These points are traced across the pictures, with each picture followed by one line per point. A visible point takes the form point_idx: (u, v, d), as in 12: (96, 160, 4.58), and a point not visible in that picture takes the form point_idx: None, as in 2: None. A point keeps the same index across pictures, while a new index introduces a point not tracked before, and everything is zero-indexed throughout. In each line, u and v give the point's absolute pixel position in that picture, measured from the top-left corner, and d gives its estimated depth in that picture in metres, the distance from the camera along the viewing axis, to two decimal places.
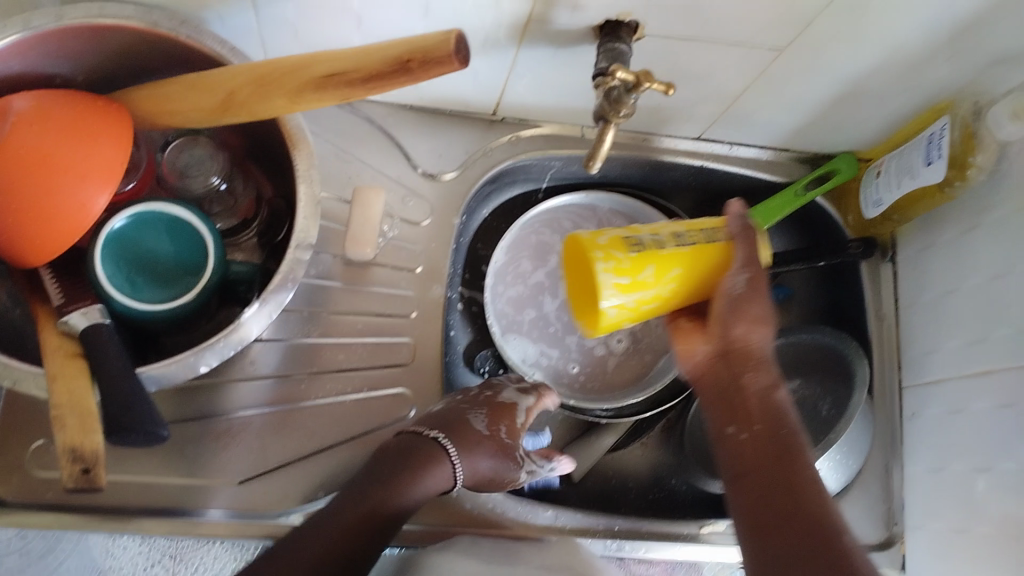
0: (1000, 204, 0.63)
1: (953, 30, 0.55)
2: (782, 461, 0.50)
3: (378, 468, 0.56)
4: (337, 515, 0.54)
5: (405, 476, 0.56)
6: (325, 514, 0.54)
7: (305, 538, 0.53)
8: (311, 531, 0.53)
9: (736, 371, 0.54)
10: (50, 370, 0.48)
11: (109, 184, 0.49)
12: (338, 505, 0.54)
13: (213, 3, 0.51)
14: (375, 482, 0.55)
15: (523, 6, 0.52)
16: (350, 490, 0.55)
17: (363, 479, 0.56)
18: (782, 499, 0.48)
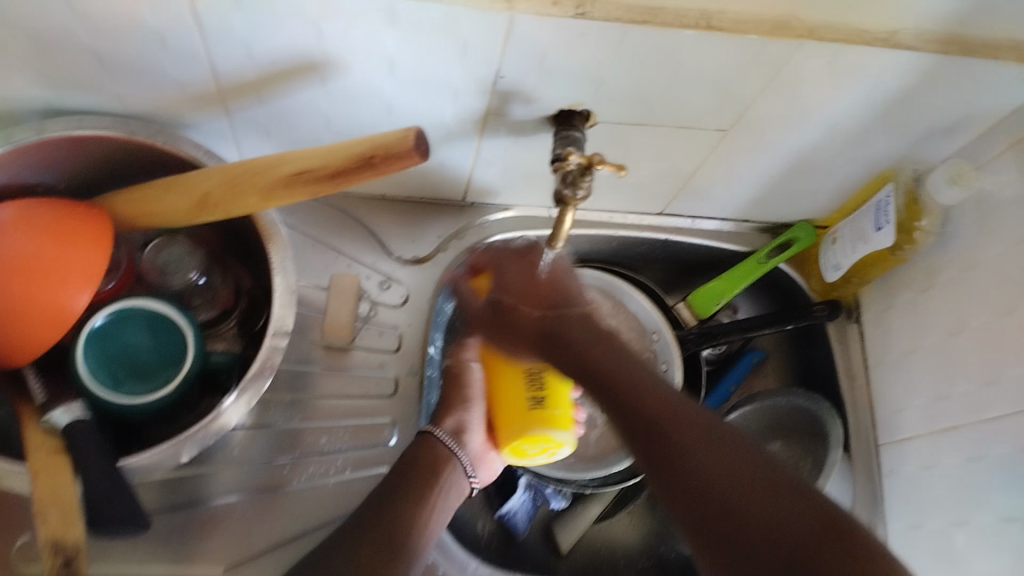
0: (951, 264, 0.66)
1: (887, 106, 0.59)
2: (663, 438, 0.52)
3: (384, 503, 0.57)
4: (356, 546, 0.53)
5: (410, 503, 0.57)
6: (335, 549, 0.53)
7: (326, 574, 0.51)
8: (335, 563, 0.52)
9: (551, 338, 0.59)
10: (33, 464, 0.49)
11: (90, 284, 0.51)
12: (351, 537, 0.54)
13: (190, 111, 0.55)
14: (380, 514, 0.56)
15: (480, 101, 0.55)
16: (354, 522, 0.55)
17: (368, 514, 0.56)
18: (691, 471, 0.50)
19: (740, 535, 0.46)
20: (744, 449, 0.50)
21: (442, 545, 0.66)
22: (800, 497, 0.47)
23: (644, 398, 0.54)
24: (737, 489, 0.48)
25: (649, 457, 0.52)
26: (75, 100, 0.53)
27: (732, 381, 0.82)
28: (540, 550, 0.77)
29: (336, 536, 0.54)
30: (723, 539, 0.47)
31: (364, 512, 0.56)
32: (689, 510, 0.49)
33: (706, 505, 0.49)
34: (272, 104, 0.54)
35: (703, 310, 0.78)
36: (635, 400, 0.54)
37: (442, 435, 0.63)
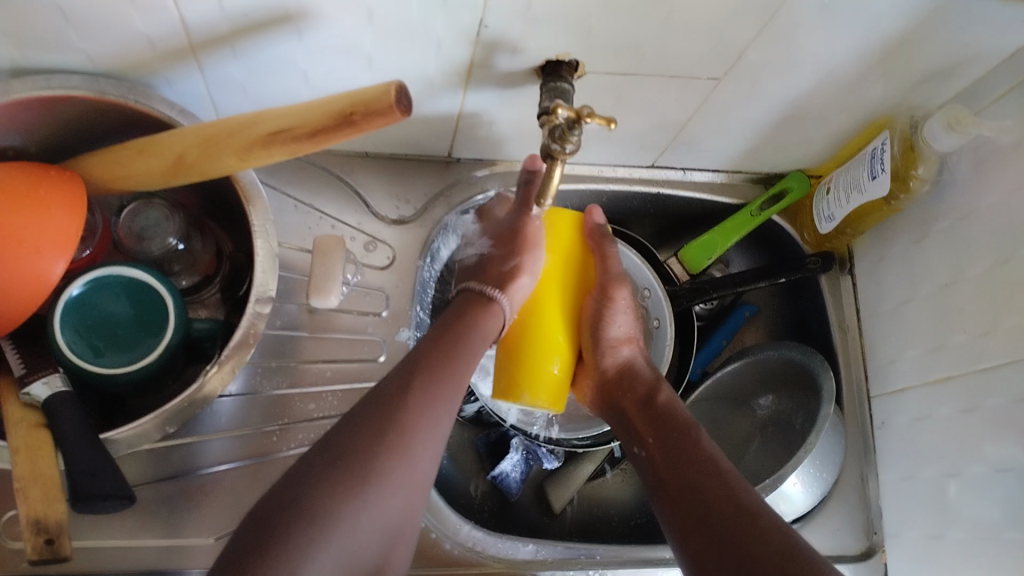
0: (947, 213, 0.65)
1: (883, 50, 0.57)
2: (689, 467, 0.56)
3: (431, 366, 0.54)
4: (400, 409, 0.51)
5: (452, 372, 0.55)
6: (380, 410, 0.51)
7: (370, 439, 0.49)
8: (381, 426, 0.50)
9: (629, 387, 0.64)
10: (13, 444, 0.49)
11: (67, 251, 0.49)
12: (394, 397, 0.52)
13: (161, 68, 0.52)
14: (427, 377, 0.53)
15: (464, 51, 0.53)
16: (399, 382, 0.53)
17: (412, 375, 0.53)
18: (711, 515, 0.53)
19: (733, 551, 0.50)
20: (770, 514, 0.52)
21: (435, 512, 0.66)
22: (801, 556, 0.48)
23: (690, 449, 0.58)
24: (740, 515, 0.52)
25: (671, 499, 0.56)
26: (39, 58, 0.50)
27: (724, 335, 0.81)
28: (534, 511, 0.76)
29: (381, 395, 0.52)
30: (719, 554, 0.50)
31: (406, 370, 0.54)
32: (697, 549, 0.52)
33: (709, 525, 0.52)
34: (247, 59, 0.52)
35: (695, 265, 0.78)
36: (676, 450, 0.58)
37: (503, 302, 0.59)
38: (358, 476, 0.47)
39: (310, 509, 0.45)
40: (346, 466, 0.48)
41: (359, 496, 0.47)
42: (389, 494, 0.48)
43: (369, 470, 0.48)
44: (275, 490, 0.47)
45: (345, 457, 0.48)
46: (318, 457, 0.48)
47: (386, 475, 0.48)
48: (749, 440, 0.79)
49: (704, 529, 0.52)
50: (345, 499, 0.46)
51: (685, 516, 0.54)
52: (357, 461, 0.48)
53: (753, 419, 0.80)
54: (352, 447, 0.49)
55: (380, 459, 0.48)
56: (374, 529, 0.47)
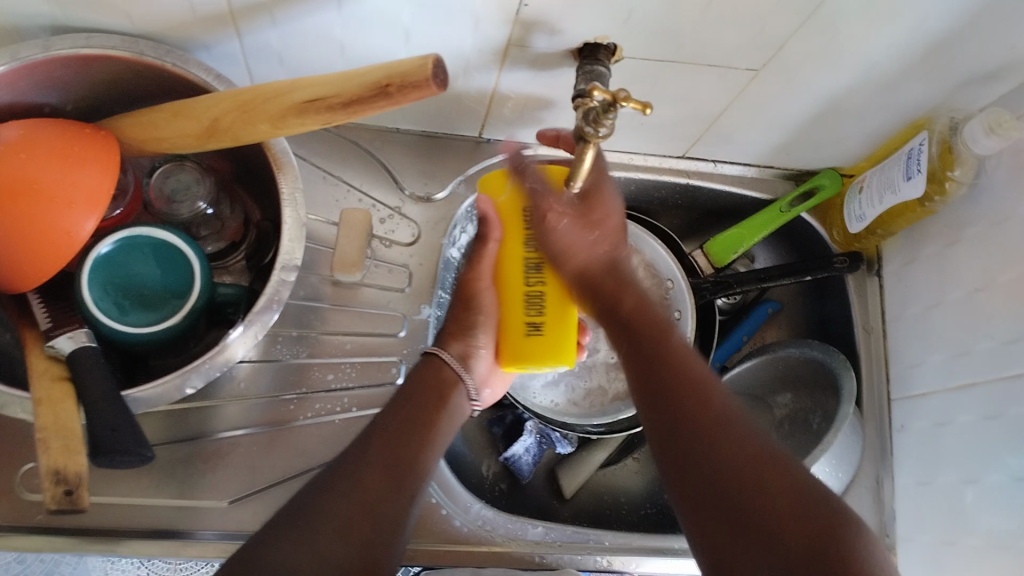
0: (981, 218, 0.64)
1: (926, 49, 0.56)
2: (687, 392, 0.53)
3: (394, 429, 0.56)
4: (359, 468, 0.52)
5: (415, 437, 0.56)
6: (342, 471, 0.52)
7: (328, 497, 0.50)
8: (341, 485, 0.51)
9: (601, 298, 0.59)
10: (38, 395, 0.49)
11: (97, 209, 0.50)
12: (354, 459, 0.53)
13: (199, 32, 0.52)
14: (388, 441, 0.55)
15: (502, 30, 0.53)
16: (363, 443, 0.54)
17: (373, 439, 0.55)
18: (691, 430, 0.51)
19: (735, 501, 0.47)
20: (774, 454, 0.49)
21: (446, 488, 0.66)
22: (793, 478, 0.48)
23: (667, 353, 0.56)
24: (739, 455, 0.49)
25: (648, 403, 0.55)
26: (80, 16, 0.51)
27: (745, 331, 0.81)
28: (545, 495, 0.76)
29: (343, 461, 0.53)
30: (716, 502, 0.48)
31: (369, 436, 0.55)
32: (686, 483, 0.50)
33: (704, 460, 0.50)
34: (285, 26, 0.52)
35: (721, 258, 0.78)
36: (655, 350, 0.57)
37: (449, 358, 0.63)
38: (316, 530, 0.48)
39: (274, 559, 0.46)
40: (304, 521, 0.49)
41: (318, 547, 0.48)
42: (349, 541, 0.49)
43: (327, 526, 0.49)
44: (249, 546, 0.47)
45: (302, 513, 0.49)
46: (281, 517, 0.49)
47: (345, 527, 0.49)
48: (767, 436, 0.78)
49: (702, 465, 0.50)
50: (307, 552, 0.47)
51: (681, 444, 0.51)
52: (314, 514, 0.49)
53: (771, 417, 0.79)
54: (311, 503, 0.50)
55: (342, 510, 0.50)
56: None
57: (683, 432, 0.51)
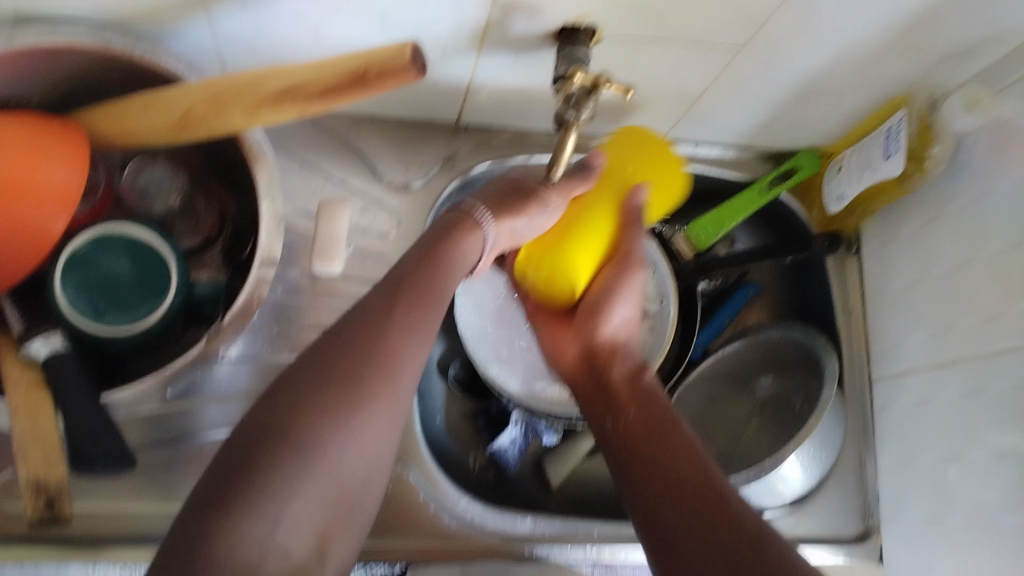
0: (960, 195, 0.64)
1: (904, 25, 0.56)
2: (677, 477, 0.50)
3: (413, 278, 0.50)
4: (382, 331, 0.46)
5: (435, 296, 0.50)
6: (355, 335, 0.46)
7: (355, 361, 0.44)
8: (337, 368, 0.44)
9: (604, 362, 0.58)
10: (12, 401, 0.48)
11: (67, 209, 0.48)
12: (375, 319, 0.46)
13: (168, 19, 0.51)
14: (412, 302, 0.48)
15: (482, 12, 0.52)
16: (383, 299, 0.48)
17: (394, 294, 0.48)
18: (689, 522, 0.47)
19: None
20: (779, 543, 0.46)
21: (432, 484, 0.65)
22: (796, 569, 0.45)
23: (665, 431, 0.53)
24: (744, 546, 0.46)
25: (638, 492, 0.51)
26: (43, 5, 0.49)
27: (727, 314, 0.80)
28: (533, 488, 0.75)
29: (359, 321, 0.46)
30: None
31: (387, 291, 0.49)
32: None
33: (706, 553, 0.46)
34: (257, 10, 0.50)
35: (703, 238, 0.76)
36: (655, 428, 0.53)
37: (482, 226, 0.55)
38: (343, 400, 0.43)
39: (299, 437, 0.41)
40: (329, 384, 0.43)
41: (349, 421, 0.43)
42: (371, 426, 0.44)
43: (345, 394, 0.43)
44: (259, 410, 0.42)
45: (322, 377, 0.44)
46: (277, 396, 0.43)
47: (368, 412, 0.44)
48: (748, 421, 0.79)
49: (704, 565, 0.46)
50: (330, 426, 0.42)
51: (675, 536, 0.48)
52: (331, 376, 0.44)
53: (753, 400, 0.80)
54: (323, 368, 0.44)
55: (357, 386, 0.44)
56: (359, 459, 0.43)
57: (680, 519, 0.48)
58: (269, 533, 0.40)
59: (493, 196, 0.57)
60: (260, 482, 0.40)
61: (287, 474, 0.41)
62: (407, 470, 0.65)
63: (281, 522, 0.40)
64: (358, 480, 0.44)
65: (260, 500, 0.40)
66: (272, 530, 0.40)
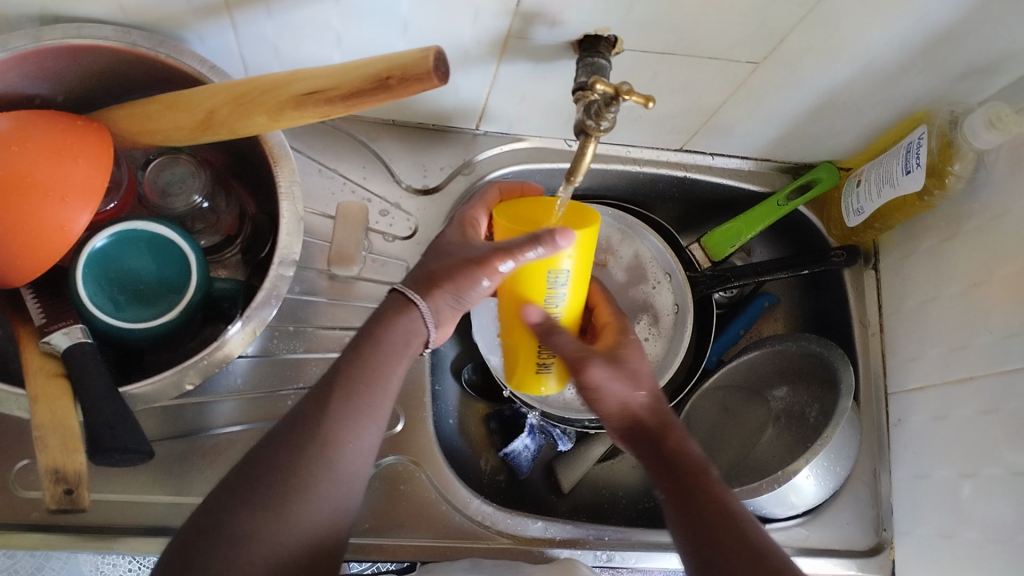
0: (980, 212, 0.64)
1: (927, 42, 0.56)
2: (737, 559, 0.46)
3: (360, 369, 0.50)
4: (320, 424, 0.47)
5: (376, 389, 0.50)
6: (302, 425, 0.47)
7: (291, 455, 0.46)
8: (276, 462, 0.45)
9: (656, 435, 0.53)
10: (33, 393, 0.49)
11: (91, 203, 0.49)
12: (320, 410, 0.48)
13: (193, 22, 0.52)
14: (350, 394, 0.49)
15: (503, 22, 0.52)
16: (320, 396, 0.48)
17: (331, 387, 0.49)
18: None
19: None
20: None
21: (444, 484, 0.65)
22: None
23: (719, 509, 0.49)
24: None
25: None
26: (71, 6, 0.50)
27: (742, 325, 0.81)
28: (544, 492, 0.76)
29: (303, 417, 0.47)
30: None
31: (325, 386, 0.49)
32: None
33: None
34: (281, 16, 0.51)
35: (718, 253, 0.77)
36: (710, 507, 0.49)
37: (423, 308, 0.53)
38: (281, 492, 0.45)
39: (229, 536, 0.43)
40: (262, 483, 0.45)
41: (282, 513, 0.44)
42: (310, 510, 0.45)
43: (286, 486, 0.45)
44: (198, 515, 0.44)
45: (257, 478, 0.45)
46: (221, 495, 0.45)
47: (307, 495, 0.45)
48: (761, 430, 0.79)
49: None
50: (267, 516, 0.44)
51: None
52: (274, 472, 0.45)
53: (767, 409, 0.79)
54: (264, 464, 0.45)
55: (297, 475, 0.45)
56: (297, 547, 0.44)
57: None
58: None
59: (431, 270, 0.54)
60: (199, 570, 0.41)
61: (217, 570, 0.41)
62: (419, 472, 0.65)
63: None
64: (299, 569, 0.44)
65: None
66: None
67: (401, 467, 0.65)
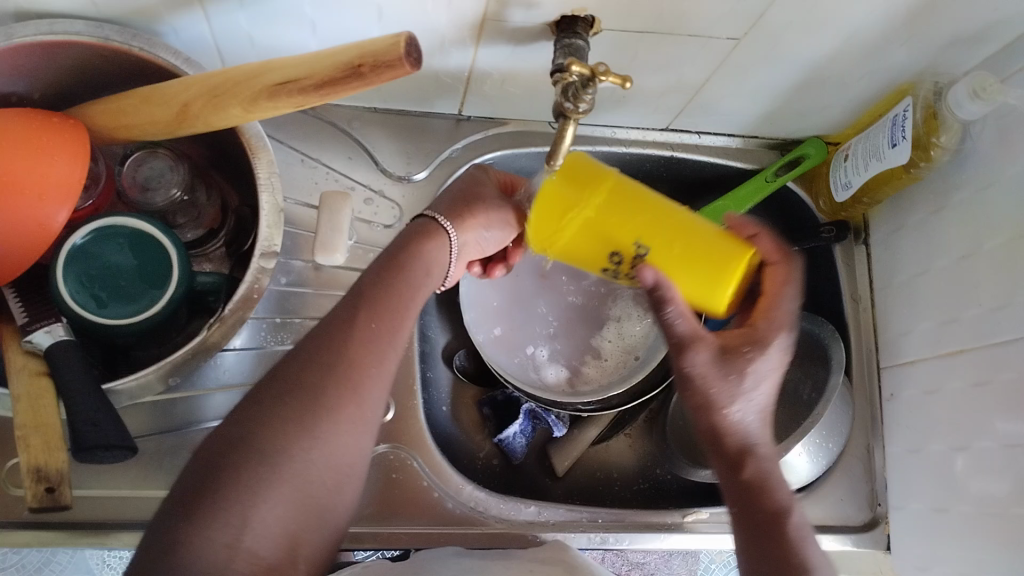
0: (967, 183, 0.63)
1: (910, 12, 0.55)
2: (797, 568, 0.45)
3: (382, 293, 0.50)
4: (347, 342, 0.47)
5: (399, 309, 0.50)
6: (328, 344, 0.47)
7: (321, 374, 0.46)
8: (303, 380, 0.45)
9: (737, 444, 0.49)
10: (16, 391, 0.50)
11: (70, 200, 0.49)
12: (341, 331, 0.47)
13: (166, 14, 0.51)
14: (373, 315, 0.48)
15: (477, 4, 0.51)
16: (342, 319, 0.48)
17: (356, 304, 0.49)
18: None
19: None
20: None
21: (437, 471, 0.65)
22: None
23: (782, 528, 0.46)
24: None
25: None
26: (43, 2, 0.49)
27: None
28: (537, 474, 0.76)
29: (328, 335, 0.47)
30: None
31: (349, 305, 0.49)
32: None
33: None
34: (254, 6, 0.50)
35: None
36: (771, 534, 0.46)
37: (451, 236, 0.55)
38: (308, 409, 0.45)
39: (259, 449, 0.43)
40: (291, 399, 0.45)
41: (311, 431, 0.44)
42: (339, 430, 0.45)
43: (315, 404, 0.45)
44: (226, 426, 0.44)
45: (284, 392, 0.45)
46: (251, 408, 0.44)
47: (337, 414, 0.45)
48: None
49: None
50: (297, 434, 0.44)
51: None
52: (304, 389, 0.45)
53: None
54: (292, 383, 0.45)
55: (327, 393, 0.45)
56: (327, 465, 0.45)
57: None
58: (235, 538, 0.41)
59: (457, 198, 0.56)
60: (227, 493, 0.42)
61: (251, 483, 0.42)
62: (411, 459, 0.65)
63: (248, 528, 0.42)
64: (326, 485, 0.45)
65: (223, 510, 0.41)
66: (238, 536, 0.41)
67: (393, 455, 0.65)
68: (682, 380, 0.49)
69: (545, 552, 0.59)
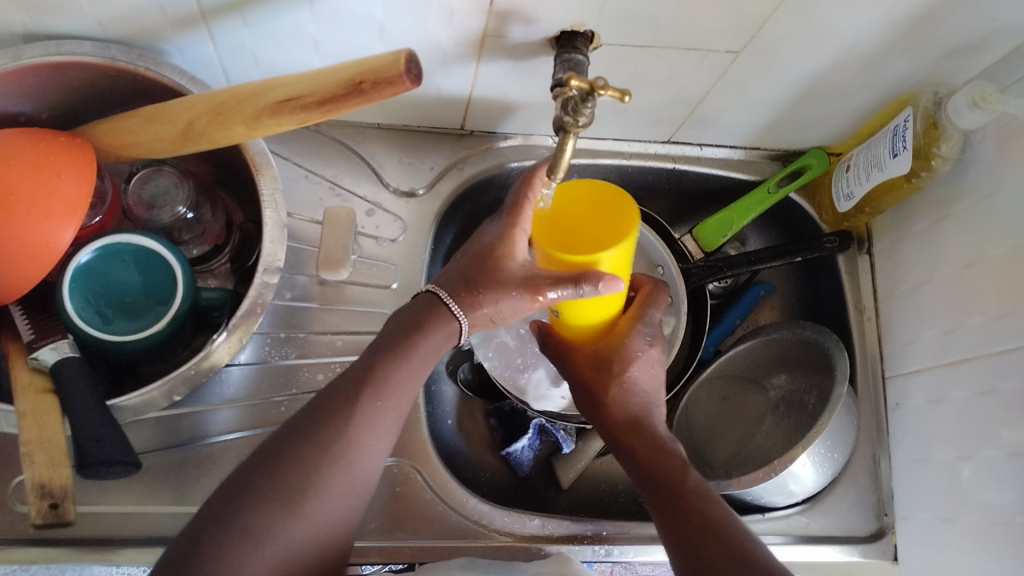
0: (969, 193, 0.64)
1: (906, 25, 0.56)
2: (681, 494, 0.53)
3: (380, 370, 0.51)
4: (341, 423, 0.48)
5: (394, 388, 0.51)
6: (323, 425, 0.48)
7: (310, 453, 0.47)
8: (295, 456, 0.47)
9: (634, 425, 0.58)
10: (22, 408, 0.50)
11: (74, 218, 0.49)
12: (336, 409, 0.49)
13: (170, 34, 0.52)
14: (373, 398, 0.50)
15: (477, 22, 0.52)
16: (340, 397, 0.49)
17: (358, 388, 0.50)
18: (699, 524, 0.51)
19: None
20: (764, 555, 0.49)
21: (441, 484, 0.66)
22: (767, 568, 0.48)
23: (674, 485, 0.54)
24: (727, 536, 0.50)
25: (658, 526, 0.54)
26: (50, 23, 0.50)
27: (738, 315, 0.81)
28: (542, 488, 0.75)
29: (321, 410, 0.49)
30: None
31: (351, 382, 0.50)
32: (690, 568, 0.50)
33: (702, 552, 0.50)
34: (257, 25, 0.51)
35: (710, 243, 0.77)
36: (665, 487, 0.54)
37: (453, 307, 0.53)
38: (296, 490, 0.46)
39: (244, 528, 0.44)
40: (279, 480, 0.46)
41: (296, 510, 0.45)
42: (322, 505, 0.47)
43: (305, 485, 0.46)
44: (218, 500, 0.45)
45: (276, 473, 0.46)
46: (241, 484, 0.46)
47: (322, 491, 0.47)
48: (762, 420, 0.77)
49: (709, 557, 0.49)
50: (282, 515, 0.45)
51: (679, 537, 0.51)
52: (293, 468, 0.46)
53: (767, 398, 0.78)
54: (285, 459, 0.47)
55: (317, 471, 0.47)
56: (307, 544, 0.46)
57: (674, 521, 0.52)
58: None
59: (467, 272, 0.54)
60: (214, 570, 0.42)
61: (234, 563, 0.43)
62: (415, 472, 0.65)
63: None
64: (308, 560, 0.46)
65: None
66: None
67: (397, 469, 0.65)
68: (583, 388, 0.60)
69: (549, 565, 0.59)
